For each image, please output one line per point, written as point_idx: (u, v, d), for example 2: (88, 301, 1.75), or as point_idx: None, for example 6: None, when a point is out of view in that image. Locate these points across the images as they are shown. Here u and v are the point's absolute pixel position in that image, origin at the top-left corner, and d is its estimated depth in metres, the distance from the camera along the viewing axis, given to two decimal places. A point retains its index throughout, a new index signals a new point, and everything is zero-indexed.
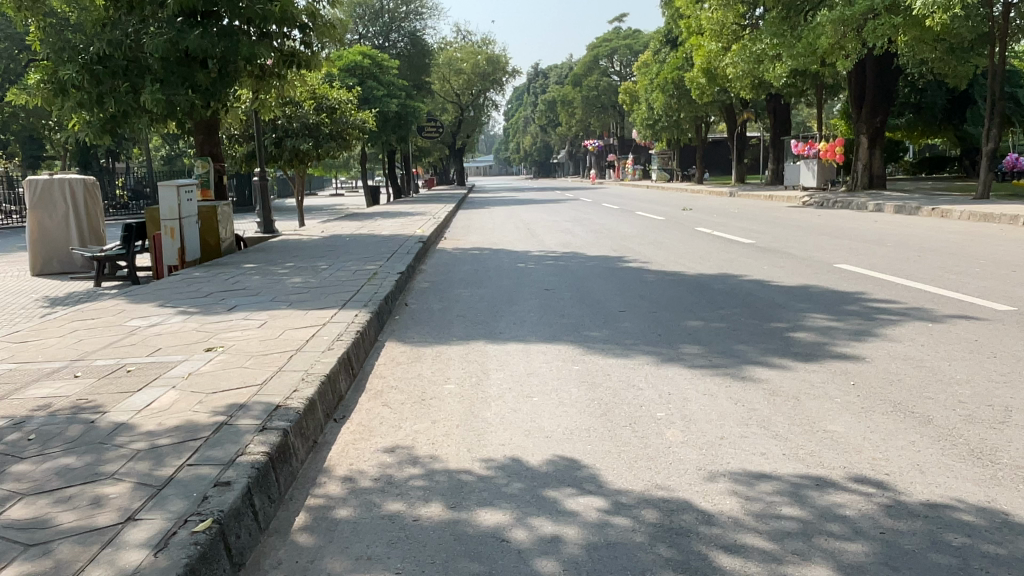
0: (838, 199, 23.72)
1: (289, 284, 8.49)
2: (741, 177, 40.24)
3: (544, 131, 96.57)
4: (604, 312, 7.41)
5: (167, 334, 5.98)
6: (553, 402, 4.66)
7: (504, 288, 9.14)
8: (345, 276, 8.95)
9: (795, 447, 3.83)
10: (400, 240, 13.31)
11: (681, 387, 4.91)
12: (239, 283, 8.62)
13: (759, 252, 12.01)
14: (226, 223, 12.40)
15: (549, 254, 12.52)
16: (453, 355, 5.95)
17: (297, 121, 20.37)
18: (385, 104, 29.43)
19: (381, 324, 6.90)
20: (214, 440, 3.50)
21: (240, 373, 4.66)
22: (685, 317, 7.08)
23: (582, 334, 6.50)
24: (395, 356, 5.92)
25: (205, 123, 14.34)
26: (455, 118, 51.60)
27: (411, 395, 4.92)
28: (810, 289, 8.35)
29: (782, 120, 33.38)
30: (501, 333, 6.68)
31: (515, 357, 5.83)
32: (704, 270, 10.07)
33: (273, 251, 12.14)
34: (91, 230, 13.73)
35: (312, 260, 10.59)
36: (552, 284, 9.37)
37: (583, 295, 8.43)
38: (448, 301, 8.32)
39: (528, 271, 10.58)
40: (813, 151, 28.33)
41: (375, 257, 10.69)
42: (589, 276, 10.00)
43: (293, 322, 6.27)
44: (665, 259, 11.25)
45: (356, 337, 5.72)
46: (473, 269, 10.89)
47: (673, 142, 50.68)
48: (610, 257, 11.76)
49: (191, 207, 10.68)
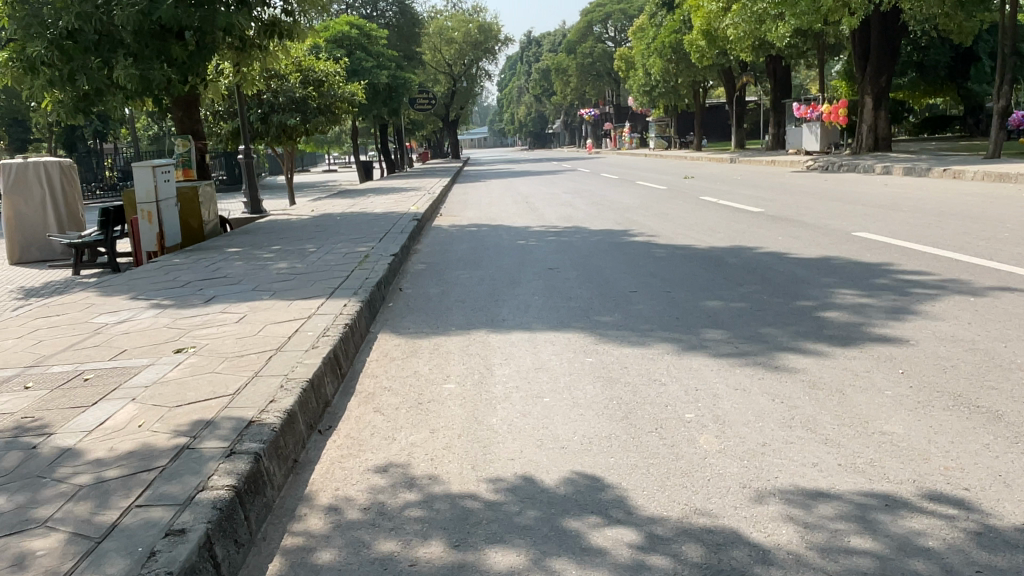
0: (843, 163, 23.04)
1: (274, 269, 7.91)
2: (740, 143, 39.48)
3: (538, 100, 95.18)
4: (615, 293, 6.86)
5: (135, 333, 5.42)
6: (566, 404, 4.12)
7: (505, 268, 8.58)
8: (334, 259, 8.37)
9: (851, 456, 3.30)
10: (394, 217, 12.71)
11: (709, 379, 4.38)
12: (220, 271, 8.05)
13: (771, 221, 11.41)
14: (209, 204, 11.79)
15: (550, 229, 11.92)
16: (452, 348, 5.41)
17: (283, 95, 19.65)
18: (375, 76, 28.58)
19: (373, 313, 6.34)
20: (170, 470, 2.96)
21: (210, 380, 4.12)
22: (703, 297, 6.52)
23: (593, 319, 5.95)
24: (388, 351, 5.37)
25: (184, 99, 13.64)
26: (447, 89, 50.62)
27: (406, 399, 4.39)
28: (833, 262, 7.79)
29: (783, 82, 32.51)
30: (504, 320, 6.13)
31: (520, 349, 5.29)
32: (715, 242, 9.50)
33: (259, 233, 11.55)
34: (70, 215, 13.06)
35: (299, 242, 10.00)
36: (556, 262, 8.81)
37: (590, 275, 7.87)
38: (445, 285, 7.75)
39: (529, 249, 10.01)
40: (816, 114, 27.58)
41: (367, 238, 10.09)
42: (594, 252, 9.42)
43: (276, 315, 5.71)
44: (673, 232, 10.67)
45: (344, 332, 5.17)
46: (471, 248, 10.30)
47: (670, 109, 49.74)
48: (615, 231, 11.19)
49: (170, 189, 10.08)
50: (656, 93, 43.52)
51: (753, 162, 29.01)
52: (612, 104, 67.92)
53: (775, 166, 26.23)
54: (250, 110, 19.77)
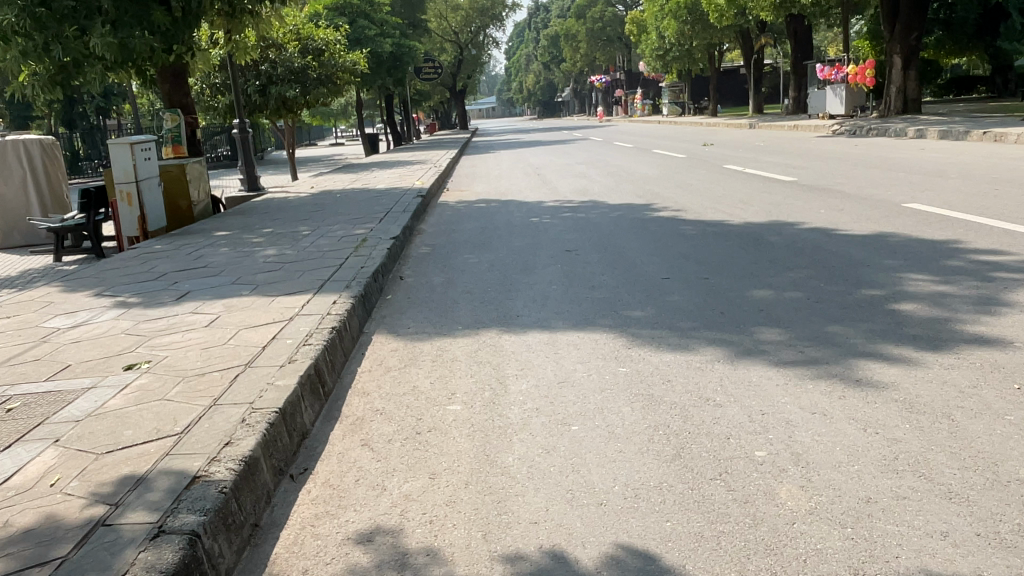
0: (872, 126, 21.83)
1: (260, 257, 7.08)
2: (758, 108, 38.11)
3: (547, 67, 93.19)
4: (645, 281, 6.00)
5: (86, 341, 4.62)
6: (601, 436, 3.29)
7: (519, 251, 7.71)
8: (327, 244, 7.53)
9: (991, 523, 2.47)
10: (397, 194, 11.83)
11: (777, 401, 3.53)
12: (202, 259, 7.23)
13: (808, 192, 10.43)
14: (199, 183, 10.96)
15: (565, 204, 11.00)
16: (459, 354, 4.57)
17: (281, 66, 18.67)
18: (379, 45, 27.45)
19: (368, 310, 5.50)
20: (71, 568, 2.17)
21: (156, 412, 3.30)
22: (749, 285, 5.64)
23: (624, 315, 5.10)
24: (383, 359, 4.54)
25: (170, 70, 12.71)
26: (454, 57, 49.15)
27: (403, 426, 3.57)
28: (892, 239, 6.86)
29: (803, 43, 31.06)
30: (519, 317, 5.28)
31: (539, 355, 4.44)
32: (751, 217, 8.58)
33: (253, 214, 10.72)
34: (55, 198, 12.27)
35: (292, 224, 9.15)
36: (575, 243, 7.92)
37: (614, 258, 6.98)
38: (451, 272, 6.90)
39: (543, 228, 9.11)
40: (840, 75, 26.25)
41: (366, 218, 9.24)
42: (616, 231, 8.53)
43: (253, 316, 4.89)
44: (701, 206, 9.74)
45: (329, 339, 4.34)
46: (480, 227, 9.42)
47: (684, 73, 48.23)
48: (637, 206, 10.26)
49: (152, 168, 9.18)
50: (670, 58, 42.03)
51: (774, 128, 27.76)
52: (623, 70, 66.15)
53: (799, 131, 24.98)
54: (246, 81, 18.82)
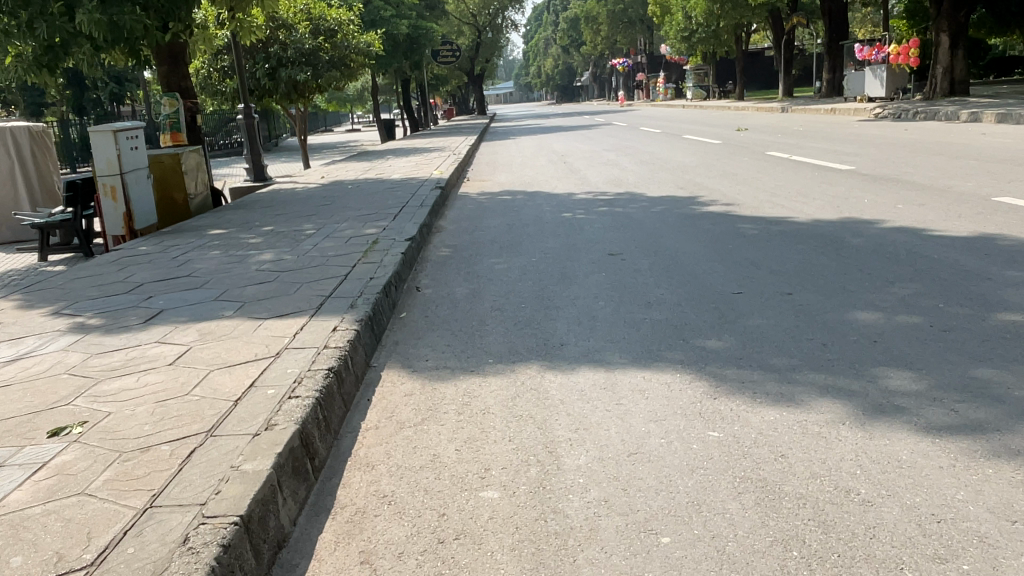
0: (918, 110, 20.38)
1: (253, 263, 6.09)
2: (787, 91, 36.59)
3: (566, 50, 91.23)
4: (713, 296, 4.95)
5: (19, 384, 3.64)
6: (708, 560, 2.26)
7: (553, 255, 6.66)
8: (333, 247, 6.55)
9: None
10: (414, 185, 10.83)
11: (951, 500, 2.49)
12: (187, 265, 6.26)
13: (875, 183, 9.26)
14: (197, 174, 10.01)
15: (599, 197, 9.92)
16: (491, 404, 3.54)
17: (292, 47, 17.53)
18: (394, 26, 26.36)
19: (377, 336, 4.48)
20: None
21: (68, 520, 2.32)
22: (846, 305, 4.56)
23: (698, 347, 4.04)
24: (395, 411, 3.52)
25: (168, 50, 11.68)
26: (471, 41, 47.82)
27: (419, 526, 2.55)
28: (1002, 243, 5.73)
29: (838, 23, 29.46)
30: (564, 347, 4.23)
31: (596, 407, 3.40)
32: (818, 213, 7.47)
33: (255, 208, 9.77)
34: (44, 189, 11.37)
35: (296, 222, 8.18)
36: (618, 246, 6.86)
37: (668, 265, 5.92)
38: (476, 282, 5.89)
39: (578, 225, 8.06)
40: (881, 56, 24.85)
41: (379, 214, 8.25)
42: (663, 230, 7.44)
43: (231, 349, 3.89)
44: (755, 200, 8.64)
45: (323, 389, 3.31)
46: (506, 224, 8.38)
47: (709, 55, 46.57)
48: (681, 199, 9.15)
49: (140, 158, 8.24)
50: (696, 39, 40.45)
51: (809, 112, 26.33)
52: (645, 53, 64.22)
53: (836, 115, 23.55)
54: (255, 63, 17.78)
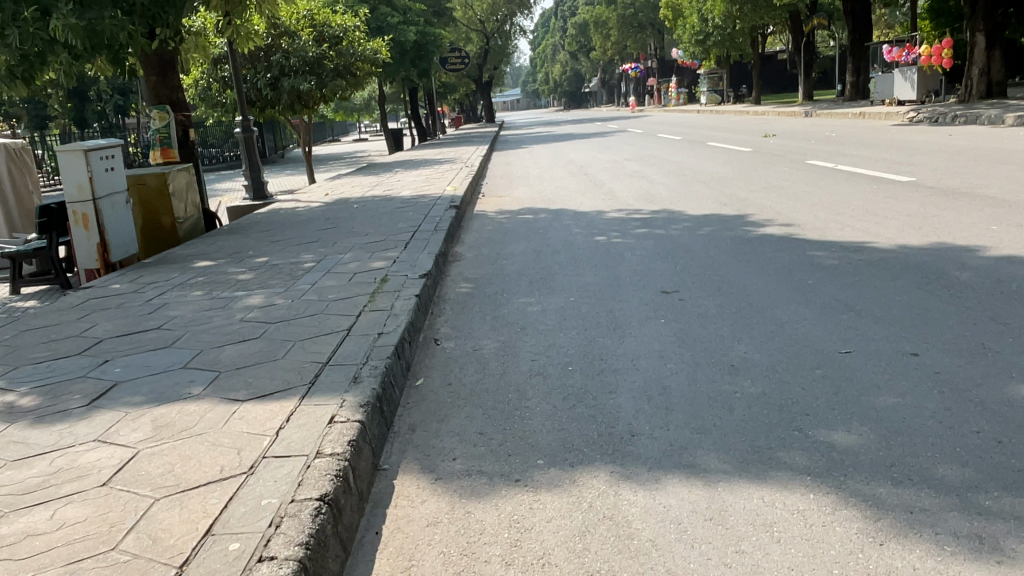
0: (957, 113, 19.19)
1: (238, 309, 5.08)
2: (807, 94, 35.43)
3: (574, 56, 90.29)
4: (817, 359, 3.89)
5: None
6: None
7: (595, 292, 5.61)
8: (337, 285, 5.54)
9: None
10: (426, 204, 9.83)
11: None
12: (161, 312, 5.25)
13: (947, 198, 8.21)
14: (187, 194, 9.05)
15: (633, 215, 8.90)
16: (553, 543, 2.50)
17: (295, 56, 16.57)
18: (402, 33, 25.46)
19: (385, 420, 3.42)
20: None
21: None
22: (998, 375, 3.51)
23: (825, 446, 2.97)
24: (416, 560, 2.47)
25: (156, 59, 10.66)
26: (480, 48, 46.90)
27: None
28: None
29: (861, 23, 28.27)
30: (637, 441, 3.16)
31: (708, 557, 2.36)
32: (901, 238, 6.39)
33: (251, 232, 8.79)
34: (22, 212, 10.46)
35: (294, 251, 7.17)
36: (671, 279, 5.81)
37: (741, 307, 4.87)
38: (507, 332, 4.84)
39: (617, 252, 7.03)
40: (912, 57, 23.66)
41: (388, 240, 7.25)
42: (719, 258, 6.41)
43: (191, 457, 2.85)
44: (816, 220, 7.61)
45: (310, 542, 2.27)
46: (534, 251, 7.34)
47: (723, 59, 45.42)
48: (730, 219, 8.08)
49: (119, 182, 7.29)
50: (710, 43, 39.41)
51: (835, 116, 25.16)
52: (656, 58, 63.14)
53: (866, 120, 22.39)
54: (256, 72, 16.84)
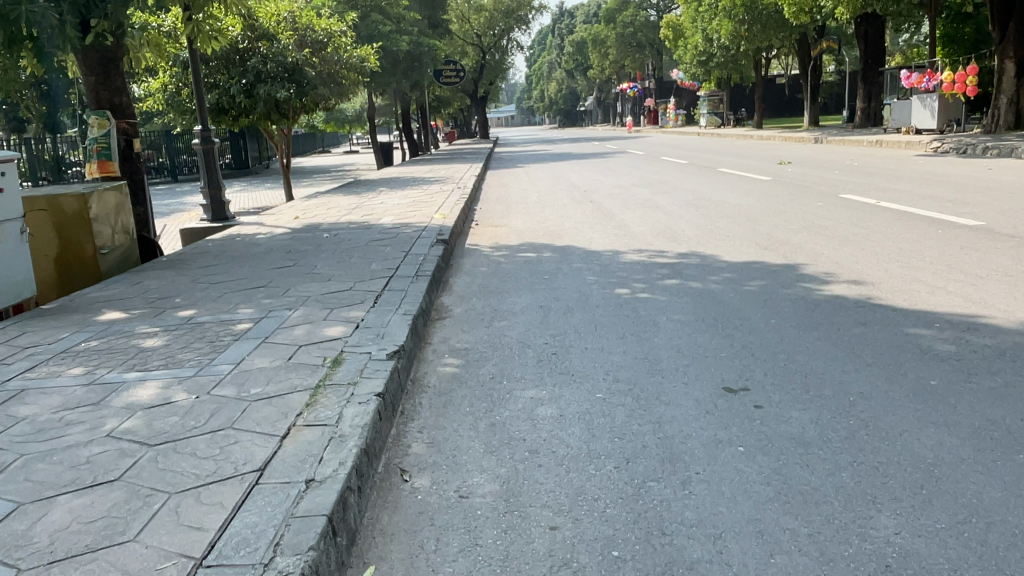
0: (986, 144, 17.90)
1: (115, 409, 3.46)
2: (813, 120, 34.23)
3: (570, 74, 89.31)
4: None
5: None
6: None
7: (628, 386, 4.02)
8: (271, 367, 3.94)
9: None
10: (407, 236, 8.27)
11: None
12: (6, 406, 3.62)
13: None
14: (119, 218, 7.45)
15: (656, 259, 7.37)
16: None
17: (272, 60, 14.93)
18: (394, 43, 23.98)
19: None
20: None
21: None
22: None
23: None
24: None
25: (96, 57, 9.04)
26: (476, 62, 45.44)
27: None
28: None
29: (875, 48, 27.05)
30: None
31: None
32: (1023, 312, 4.89)
33: (192, 267, 7.18)
34: None
35: (232, 301, 5.57)
36: (733, 365, 4.25)
37: (854, 430, 3.31)
38: (507, 459, 3.24)
39: (648, 313, 5.47)
40: (932, 83, 22.23)
41: (354, 290, 5.66)
42: (784, 330, 4.87)
43: None
44: (892, 276, 6.12)
45: None
46: (539, 307, 5.79)
47: (724, 80, 44.26)
48: (779, 270, 6.58)
49: (10, 207, 5.68)
50: (713, 64, 38.17)
51: (848, 143, 23.88)
52: (654, 78, 62.10)
53: (885, 148, 21.10)
54: (230, 78, 15.16)
